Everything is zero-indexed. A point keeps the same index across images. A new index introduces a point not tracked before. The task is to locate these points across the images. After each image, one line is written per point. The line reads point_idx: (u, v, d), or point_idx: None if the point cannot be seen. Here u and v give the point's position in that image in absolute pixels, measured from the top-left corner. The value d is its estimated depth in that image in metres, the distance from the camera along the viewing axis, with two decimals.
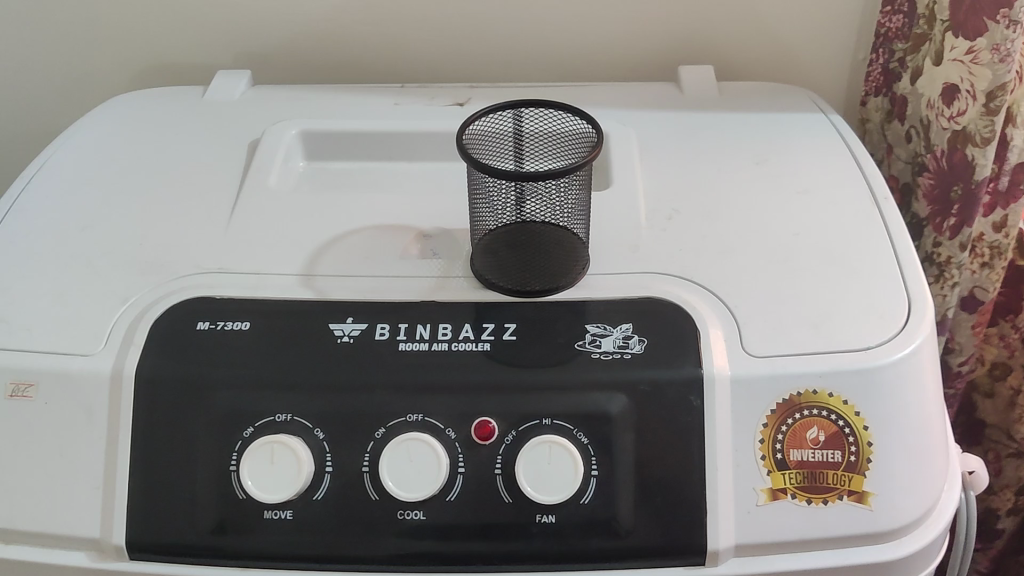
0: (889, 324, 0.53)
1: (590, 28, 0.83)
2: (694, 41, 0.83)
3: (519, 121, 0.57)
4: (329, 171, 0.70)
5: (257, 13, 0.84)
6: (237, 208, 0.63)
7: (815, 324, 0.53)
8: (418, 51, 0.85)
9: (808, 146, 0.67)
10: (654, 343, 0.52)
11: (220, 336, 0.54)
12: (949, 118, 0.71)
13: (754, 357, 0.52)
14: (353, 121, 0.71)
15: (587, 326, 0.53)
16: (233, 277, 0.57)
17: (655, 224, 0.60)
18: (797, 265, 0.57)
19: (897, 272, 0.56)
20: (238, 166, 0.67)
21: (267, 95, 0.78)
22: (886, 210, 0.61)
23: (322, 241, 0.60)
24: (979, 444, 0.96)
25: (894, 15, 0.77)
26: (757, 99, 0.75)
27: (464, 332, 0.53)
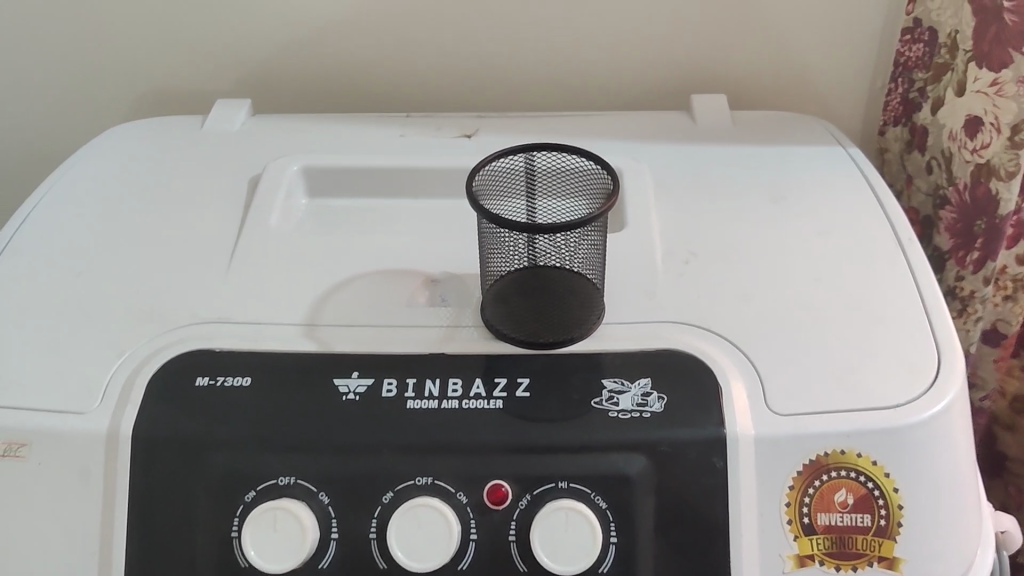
0: (919, 378, 0.51)
1: (598, 54, 0.80)
2: (706, 67, 0.81)
3: (531, 162, 0.55)
4: (332, 208, 0.67)
5: (257, 39, 0.81)
6: (237, 251, 0.60)
7: (842, 379, 0.51)
8: (421, 77, 0.83)
9: (827, 181, 0.65)
10: (674, 400, 0.50)
11: (220, 392, 0.51)
12: (972, 150, 0.69)
13: (778, 416, 0.49)
14: (357, 157, 0.68)
15: (603, 381, 0.51)
16: (233, 327, 0.55)
17: (672, 269, 0.58)
18: (822, 312, 0.54)
19: (925, 319, 0.54)
20: (238, 204, 0.65)
21: (266, 125, 0.76)
22: (911, 251, 0.58)
23: (326, 287, 0.57)
24: (1000, 477, 0.93)
25: (914, 44, 0.75)
26: (773, 128, 0.73)
27: (475, 388, 0.51)
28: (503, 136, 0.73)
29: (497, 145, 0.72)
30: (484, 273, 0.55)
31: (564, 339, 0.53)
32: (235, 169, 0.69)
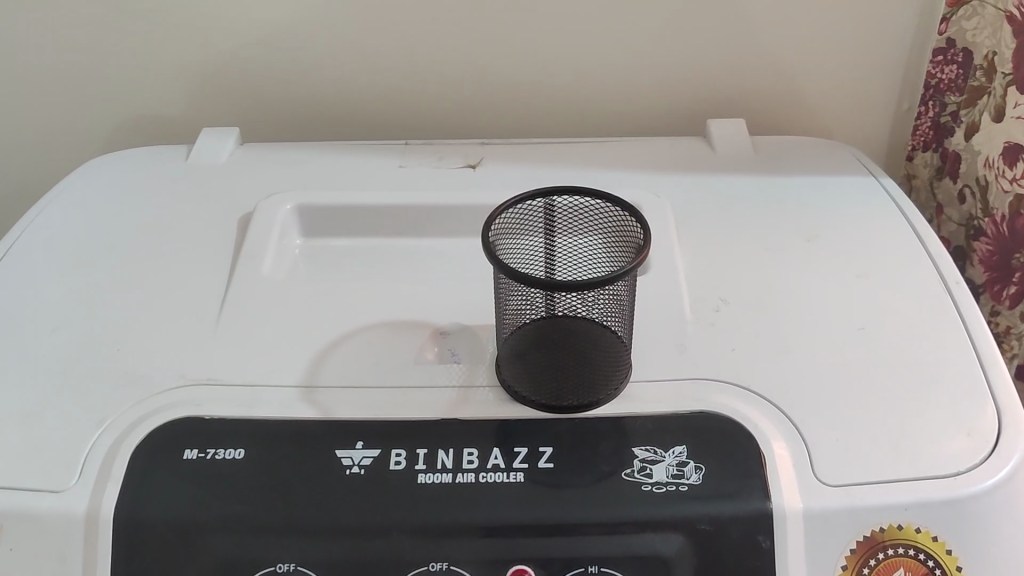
0: (979, 443, 0.46)
1: (608, 75, 0.76)
2: (723, 89, 0.76)
3: (552, 210, 0.49)
4: (328, 249, 0.62)
5: (245, 62, 0.76)
6: (228, 302, 0.55)
7: (896, 445, 0.46)
8: (419, 101, 0.78)
9: (862, 217, 0.61)
10: (713, 471, 0.45)
11: (211, 467, 0.46)
12: (1011, 180, 0.64)
13: (829, 488, 0.45)
14: (355, 193, 0.64)
15: (634, 450, 0.46)
16: (225, 391, 0.50)
17: (702, 318, 0.53)
18: (870, 368, 0.50)
19: (980, 374, 0.49)
20: (228, 248, 0.60)
21: (256, 155, 0.71)
22: (959, 296, 0.54)
23: (325, 343, 0.53)
24: None
25: (947, 66, 0.71)
26: (798, 156, 0.68)
27: (493, 459, 0.46)
28: (512, 165, 0.69)
29: (504, 176, 0.67)
30: (498, 325, 0.50)
31: (587, 402, 0.48)
32: (224, 206, 0.64)
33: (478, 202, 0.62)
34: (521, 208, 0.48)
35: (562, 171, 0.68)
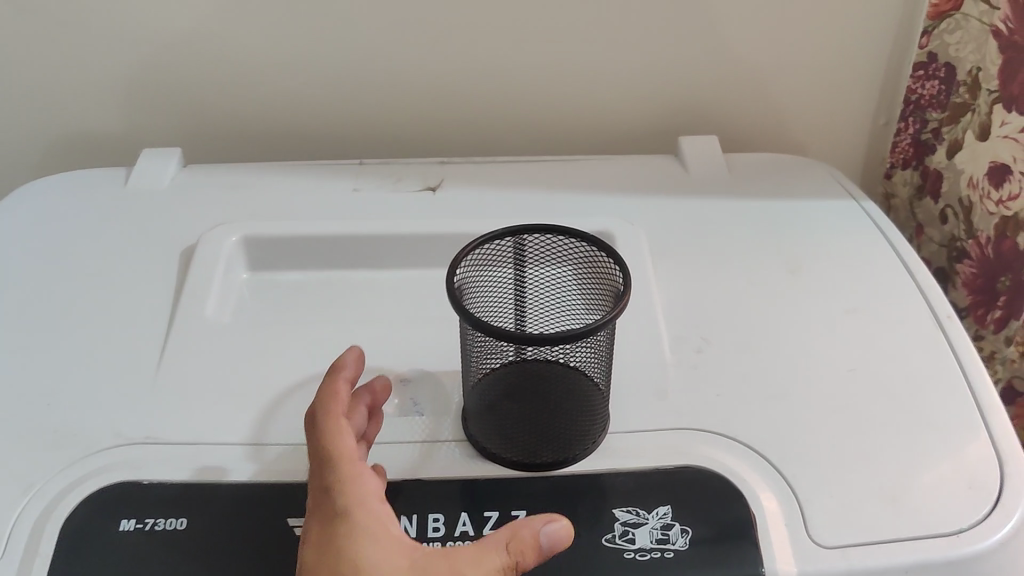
0: (981, 493, 0.43)
1: (574, 89, 0.72)
2: (694, 104, 0.73)
3: (522, 251, 0.45)
4: (278, 283, 0.58)
5: (185, 80, 0.71)
6: (170, 350, 0.51)
7: (894, 497, 0.43)
8: (375, 119, 0.73)
9: (846, 246, 0.58)
10: (700, 535, 0.42)
11: (149, 540, 0.42)
12: (997, 201, 0.62)
13: (825, 549, 0.41)
14: (308, 222, 0.59)
15: (615, 512, 0.43)
16: (167, 452, 0.46)
17: (682, 360, 0.50)
18: (862, 415, 0.47)
19: (978, 418, 0.47)
20: (168, 288, 0.55)
21: (199, 179, 0.66)
22: (953, 332, 0.51)
23: (277, 396, 0.49)
24: None
25: (928, 81, 0.69)
26: (775, 178, 0.65)
27: (461, 525, 0.42)
28: (474, 188, 0.64)
29: (466, 199, 0.63)
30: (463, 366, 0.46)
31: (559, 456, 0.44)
32: (163, 239, 0.60)
33: (440, 232, 0.58)
34: (489, 250, 0.45)
35: (528, 192, 0.64)
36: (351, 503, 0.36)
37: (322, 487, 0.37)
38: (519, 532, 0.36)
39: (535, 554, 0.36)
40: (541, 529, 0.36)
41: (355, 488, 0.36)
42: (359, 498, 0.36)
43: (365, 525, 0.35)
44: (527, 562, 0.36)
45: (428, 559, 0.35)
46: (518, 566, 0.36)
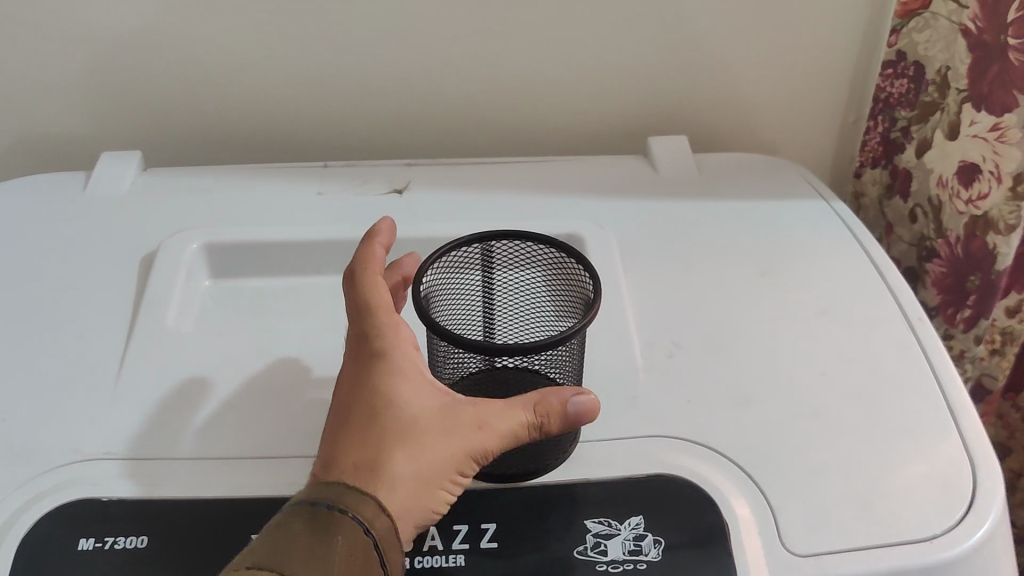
0: (953, 499, 0.43)
1: (541, 90, 0.71)
2: (663, 104, 0.72)
3: (490, 258, 0.45)
4: (242, 291, 0.57)
5: (145, 82, 0.70)
6: (129, 360, 0.50)
7: (867, 504, 0.43)
8: (339, 121, 0.72)
9: (817, 248, 0.57)
10: (672, 545, 0.42)
11: (110, 560, 0.41)
12: (967, 201, 0.62)
13: (798, 558, 0.41)
14: (272, 228, 0.58)
15: (586, 523, 0.42)
16: (127, 466, 0.45)
17: (653, 365, 0.49)
18: (834, 420, 0.46)
19: (950, 422, 0.46)
20: (127, 297, 0.54)
21: (161, 182, 0.64)
22: (924, 335, 0.51)
23: (241, 408, 0.48)
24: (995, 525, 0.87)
25: (896, 80, 0.68)
26: (745, 178, 0.65)
27: (430, 540, 0.41)
28: (442, 190, 0.63)
29: (433, 202, 0.62)
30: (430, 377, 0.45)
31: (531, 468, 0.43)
32: (122, 245, 0.58)
33: (407, 236, 0.57)
34: (455, 259, 0.44)
35: (495, 194, 0.63)
36: (393, 343, 0.39)
37: (360, 332, 0.40)
38: (547, 397, 0.39)
39: (561, 419, 0.39)
40: (571, 398, 0.39)
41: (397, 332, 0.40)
42: (402, 341, 0.39)
43: (405, 364, 0.39)
44: (552, 427, 0.39)
45: (458, 404, 0.39)
46: (543, 427, 0.39)
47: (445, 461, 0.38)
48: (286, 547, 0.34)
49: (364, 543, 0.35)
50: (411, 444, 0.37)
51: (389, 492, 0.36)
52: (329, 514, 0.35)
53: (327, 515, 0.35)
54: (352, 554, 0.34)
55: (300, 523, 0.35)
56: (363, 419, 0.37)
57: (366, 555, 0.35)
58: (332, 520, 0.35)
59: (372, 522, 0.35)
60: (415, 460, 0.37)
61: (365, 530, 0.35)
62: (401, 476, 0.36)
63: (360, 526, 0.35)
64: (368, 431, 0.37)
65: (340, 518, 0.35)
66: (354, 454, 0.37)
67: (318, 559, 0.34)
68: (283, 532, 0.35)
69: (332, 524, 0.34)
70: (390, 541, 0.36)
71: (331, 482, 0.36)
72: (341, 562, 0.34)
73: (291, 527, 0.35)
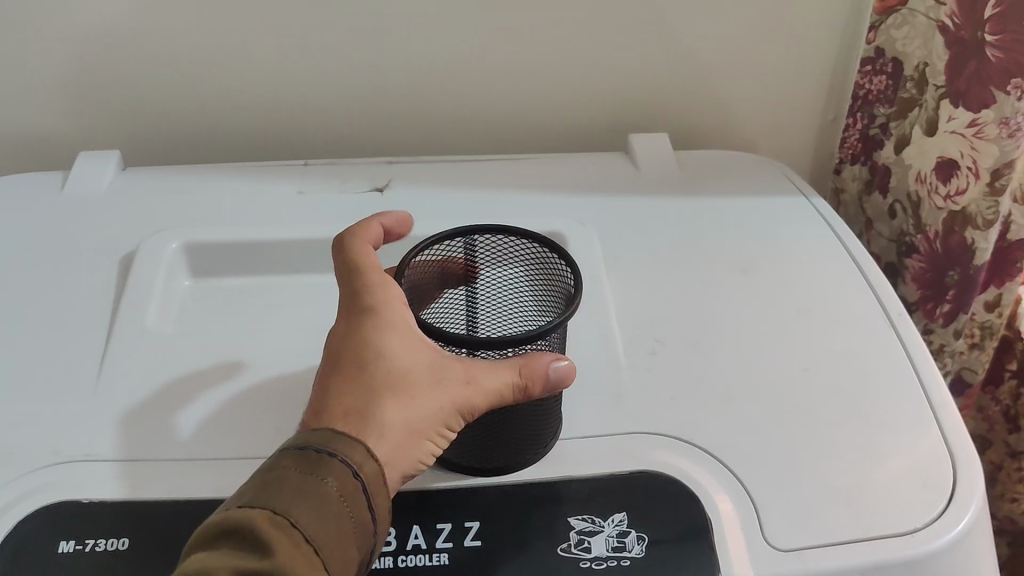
0: (934, 493, 0.43)
1: (522, 88, 0.71)
2: (643, 101, 0.72)
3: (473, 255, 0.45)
4: (222, 290, 0.56)
5: (123, 81, 0.69)
6: (109, 361, 0.50)
7: (848, 499, 0.43)
8: (319, 119, 0.72)
9: (797, 244, 0.58)
10: (655, 541, 0.42)
11: (89, 562, 0.41)
12: (945, 196, 0.62)
13: (780, 553, 0.41)
14: (253, 228, 0.58)
15: (569, 521, 0.42)
16: (109, 467, 0.44)
17: (636, 361, 0.50)
18: (815, 416, 0.47)
19: (929, 416, 0.47)
20: (106, 297, 0.54)
21: (140, 181, 0.64)
22: (903, 330, 0.51)
23: (222, 407, 0.47)
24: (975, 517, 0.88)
25: (875, 76, 0.68)
26: (725, 175, 0.65)
27: (413, 539, 0.41)
28: (423, 188, 0.63)
29: (415, 200, 0.62)
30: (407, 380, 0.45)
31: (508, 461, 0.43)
32: (101, 245, 0.58)
33: None
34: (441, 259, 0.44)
35: (477, 192, 0.63)
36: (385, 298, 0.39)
37: (353, 289, 0.40)
38: (532, 360, 0.39)
39: (543, 384, 0.39)
40: (551, 363, 0.39)
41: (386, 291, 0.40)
42: (393, 298, 0.39)
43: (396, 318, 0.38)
44: (535, 388, 0.39)
45: (448, 359, 0.38)
46: (526, 387, 0.39)
47: (432, 413, 0.37)
48: (273, 486, 0.33)
49: (354, 485, 0.34)
50: (401, 394, 0.37)
51: (378, 440, 0.35)
52: (318, 456, 0.34)
53: (316, 458, 0.34)
54: (343, 494, 0.33)
55: (288, 464, 0.34)
56: (353, 369, 0.37)
57: (356, 497, 0.34)
58: (323, 462, 0.34)
59: (361, 465, 0.34)
60: (404, 410, 0.36)
61: (355, 474, 0.34)
62: (391, 423, 0.36)
63: (351, 468, 0.34)
64: (358, 380, 0.37)
65: (331, 461, 0.34)
66: (346, 400, 0.36)
67: (308, 494, 0.33)
68: (269, 473, 0.34)
69: (323, 466, 0.33)
70: (378, 486, 0.35)
71: (318, 427, 0.35)
72: (332, 499, 0.33)
73: (279, 468, 0.34)
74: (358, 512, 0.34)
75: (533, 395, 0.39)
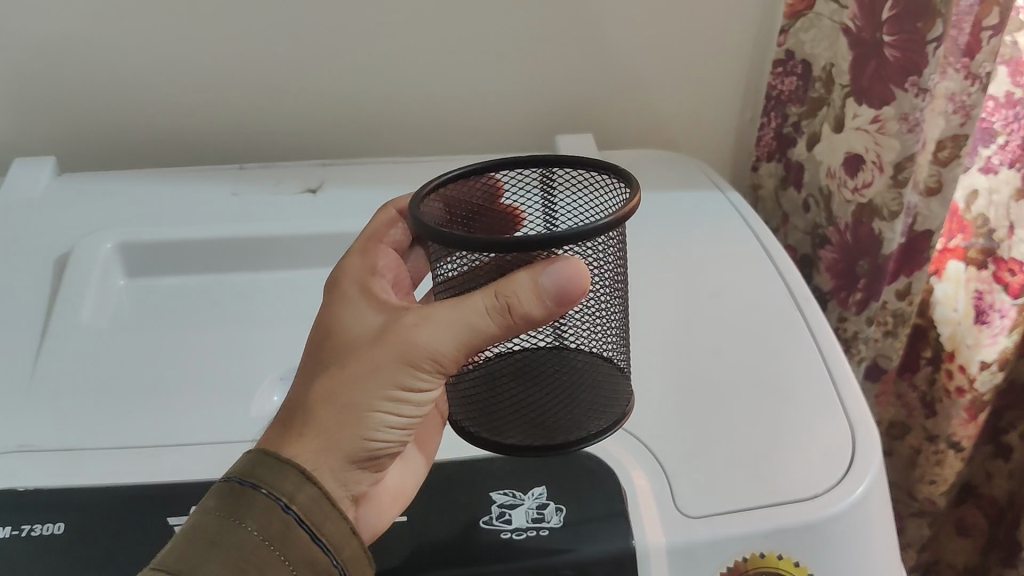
0: (836, 462, 0.46)
1: (452, 92, 0.73)
2: (570, 106, 0.75)
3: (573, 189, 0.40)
4: (155, 289, 0.58)
5: (57, 91, 0.70)
6: (42, 358, 0.51)
7: (755, 467, 0.45)
8: (254, 125, 0.74)
9: (711, 236, 0.60)
10: (573, 512, 0.44)
11: (24, 547, 0.42)
12: (854, 189, 0.66)
13: (689, 519, 0.44)
14: (184, 227, 0.59)
15: (491, 495, 0.44)
16: (42, 457, 0.46)
17: None
18: (725, 393, 0.49)
19: (833, 394, 0.50)
20: (40, 297, 0.55)
21: (76, 186, 0.65)
22: (810, 313, 0.54)
23: (155, 400, 0.49)
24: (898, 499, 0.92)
25: (787, 78, 0.72)
26: (647, 172, 0.68)
27: None
28: (356, 188, 0.65)
29: (346, 200, 0.64)
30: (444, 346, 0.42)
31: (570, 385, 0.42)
32: (35, 248, 0.59)
33: (320, 232, 0.59)
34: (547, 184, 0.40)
35: (407, 190, 0.65)
36: (343, 278, 0.42)
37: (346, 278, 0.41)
38: (513, 284, 0.35)
39: (534, 303, 0.35)
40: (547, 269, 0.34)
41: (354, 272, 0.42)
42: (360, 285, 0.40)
43: (355, 290, 0.40)
44: (519, 305, 0.35)
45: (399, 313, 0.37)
46: (510, 310, 0.35)
47: (369, 376, 0.37)
48: (194, 532, 0.34)
49: (282, 522, 0.35)
50: (338, 368, 0.37)
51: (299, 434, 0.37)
52: (244, 494, 0.35)
53: (243, 495, 0.35)
54: (266, 534, 0.35)
55: (212, 503, 0.35)
56: (313, 352, 0.39)
57: (285, 533, 0.35)
58: (249, 499, 0.35)
59: (292, 497, 0.35)
60: (335, 384, 0.37)
61: (285, 507, 0.35)
62: (320, 399, 0.37)
63: (279, 503, 0.35)
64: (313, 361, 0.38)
65: (256, 495, 0.35)
66: (292, 398, 0.38)
67: (227, 538, 0.34)
68: (195, 516, 0.35)
69: (247, 505, 0.35)
70: (318, 515, 0.36)
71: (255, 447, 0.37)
72: (251, 542, 0.34)
73: (203, 508, 0.35)
74: (290, 548, 0.35)
75: (520, 320, 0.35)
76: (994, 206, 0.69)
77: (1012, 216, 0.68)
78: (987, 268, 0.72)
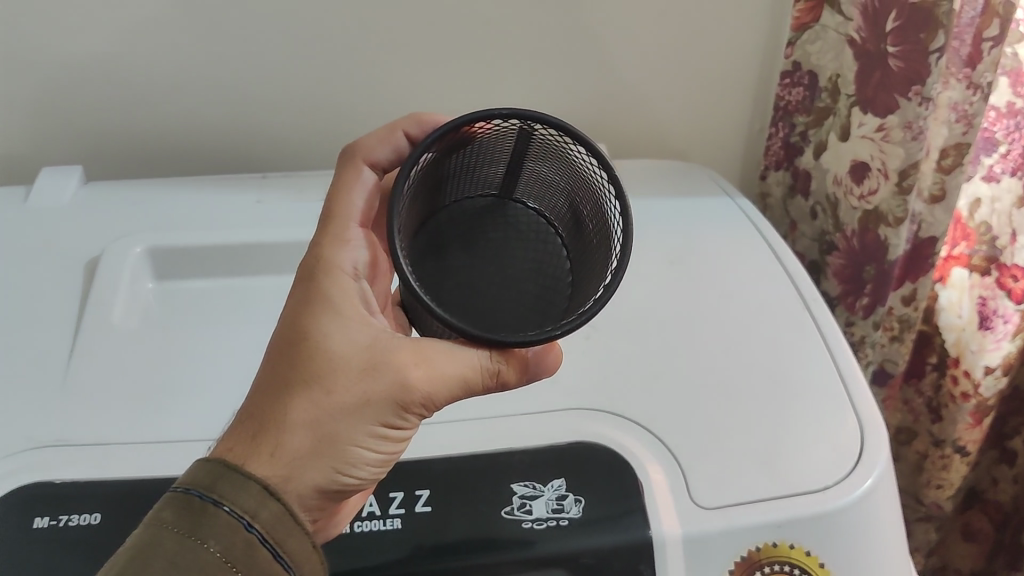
0: (845, 456, 0.48)
1: (466, 103, 0.75)
2: (580, 116, 0.77)
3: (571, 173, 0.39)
4: (182, 291, 0.59)
5: (82, 103, 0.72)
6: (74, 359, 0.52)
7: (766, 460, 0.47)
8: (274, 136, 0.76)
9: (721, 241, 0.62)
10: (591, 503, 0.46)
11: (63, 536, 0.44)
12: (860, 196, 0.68)
13: (704, 510, 0.45)
14: (209, 233, 0.61)
15: (513, 487, 0.46)
16: (79, 451, 0.47)
17: (573, 346, 0.54)
18: (737, 390, 0.51)
19: (842, 391, 0.51)
20: (72, 300, 0.57)
21: (104, 194, 0.67)
22: (818, 313, 0.56)
23: (186, 397, 0.51)
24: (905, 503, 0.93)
25: (794, 88, 0.73)
26: (657, 181, 0.70)
27: (368, 506, 0.45)
28: None
29: None
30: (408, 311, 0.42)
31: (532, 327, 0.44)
32: (66, 253, 0.61)
33: None
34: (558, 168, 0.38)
35: None
36: (322, 269, 0.41)
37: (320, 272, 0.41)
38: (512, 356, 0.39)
39: (518, 373, 0.40)
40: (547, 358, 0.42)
41: (334, 265, 0.41)
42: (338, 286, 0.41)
43: (333, 292, 0.40)
44: (506, 374, 0.39)
45: (391, 342, 0.39)
46: (499, 377, 0.39)
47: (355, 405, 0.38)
48: (152, 551, 0.35)
49: (244, 541, 0.36)
50: (323, 390, 0.38)
51: (273, 451, 0.37)
52: (205, 511, 0.36)
53: (205, 512, 0.36)
54: (227, 555, 0.35)
55: (170, 518, 0.36)
56: (288, 356, 0.38)
57: (247, 551, 0.36)
58: (212, 517, 0.36)
59: (253, 516, 0.36)
60: (319, 406, 0.38)
61: (247, 526, 0.36)
62: (301, 419, 0.37)
63: (241, 522, 0.36)
64: (290, 371, 0.38)
65: (218, 513, 0.36)
66: (264, 409, 0.38)
67: (185, 558, 0.35)
68: (153, 527, 0.35)
69: (207, 525, 0.35)
70: (280, 532, 0.37)
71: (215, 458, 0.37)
72: (207, 561, 0.35)
73: (159, 523, 0.36)
74: (251, 565, 0.36)
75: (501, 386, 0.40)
76: (997, 214, 0.71)
77: (1014, 224, 0.70)
78: (990, 275, 0.73)
